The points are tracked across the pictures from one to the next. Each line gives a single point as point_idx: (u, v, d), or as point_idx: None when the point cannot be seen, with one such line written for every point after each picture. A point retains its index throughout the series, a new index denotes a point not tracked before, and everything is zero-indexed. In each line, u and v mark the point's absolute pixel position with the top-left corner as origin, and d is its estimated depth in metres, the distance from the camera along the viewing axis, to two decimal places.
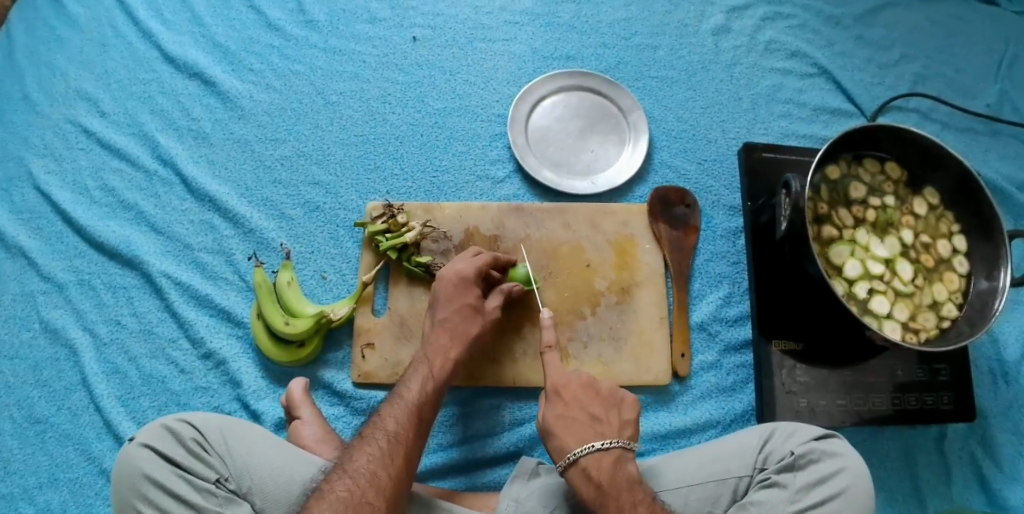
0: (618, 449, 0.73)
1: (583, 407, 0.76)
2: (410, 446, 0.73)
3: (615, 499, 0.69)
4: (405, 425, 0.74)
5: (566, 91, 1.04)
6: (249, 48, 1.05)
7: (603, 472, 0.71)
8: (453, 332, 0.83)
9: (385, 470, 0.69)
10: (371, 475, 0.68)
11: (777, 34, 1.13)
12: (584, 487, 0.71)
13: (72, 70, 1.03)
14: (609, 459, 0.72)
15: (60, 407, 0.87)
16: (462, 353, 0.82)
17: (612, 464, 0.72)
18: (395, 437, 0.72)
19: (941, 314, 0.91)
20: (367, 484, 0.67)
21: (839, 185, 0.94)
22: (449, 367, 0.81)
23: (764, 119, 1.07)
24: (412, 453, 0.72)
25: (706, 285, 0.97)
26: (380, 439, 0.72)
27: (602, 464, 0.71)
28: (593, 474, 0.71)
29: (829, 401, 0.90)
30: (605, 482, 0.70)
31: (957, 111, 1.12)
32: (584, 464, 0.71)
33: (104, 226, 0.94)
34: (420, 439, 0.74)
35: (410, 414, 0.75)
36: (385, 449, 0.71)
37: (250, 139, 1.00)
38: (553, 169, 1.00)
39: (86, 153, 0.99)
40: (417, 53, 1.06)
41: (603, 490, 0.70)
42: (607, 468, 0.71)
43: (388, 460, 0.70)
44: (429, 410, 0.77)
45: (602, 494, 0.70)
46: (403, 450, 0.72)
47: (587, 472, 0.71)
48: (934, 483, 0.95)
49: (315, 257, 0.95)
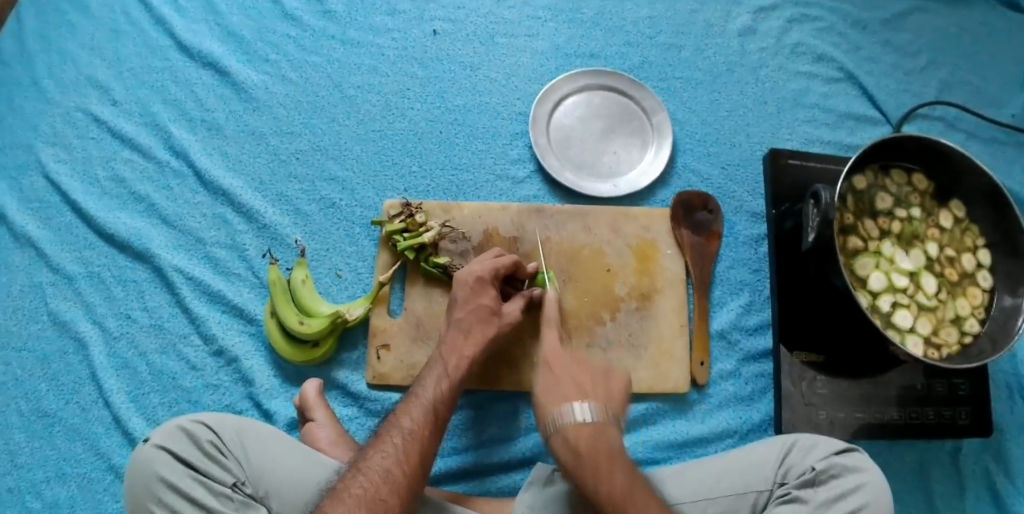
0: (600, 418, 0.70)
1: (572, 376, 0.75)
2: (425, 443, 0.70)
3: (595, 466, 0.67)
4: (420, 423, 0.71)
5: (588, 91, 1.02)
6: (265, 37, 1.02)
7: (583, 437, 0.69)
8: (467, 332, 0.80)
9: (400, 468, 0.67)
10: (385, 472, 0.67)
11: (803, 37, 1.10)
12: (564, 453, 0.69)
13: (83, 56, 1.00)
14: (590, 429, 0.70)
15: (68, 401, 0.85)
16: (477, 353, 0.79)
17: (593, 434, 0.69)
18: (409, 434, 0.70)
19: (963, 329, 0.90)
20: (381, 482, 0.66)
21: (864, 195, 0.92)
22: (465, 366, 0.78)
23: (789, 124, 1.05)
24: (427, 451, 0.70)
25: (727, 293, 0.96)
26: (394, 437, 0.70)
27: (582, 432, 0.69)
28: (573, 441, 0.69)
29: (849, 414, 0.90)
30: (584, 448, 0.68)
31: (983, 121, 1.10)
32: (566, 432, 0.70)
33: (114, 218, 0.92)
34: (436, 436, 0.72)
35: (425, 413, 0.72)
36: (400, 446, 0.69)
37: (265, 132, 0.98)
38: (574, 170, 0.98)
39: (97, 141, 0.96)
40: (437, 47, 1.03)
41: (581, 454, 0.68)
42: (588, 434, 0.69)
43: (402, 457, 0.68)
44: (445, 408, 0.74)
45: (579, 461, 0.68)
46: (417, 448, 0.69)
47: (567, 439, 0.69)
48: (948, 497, 0.94)
49: (330, 255, 0.93)
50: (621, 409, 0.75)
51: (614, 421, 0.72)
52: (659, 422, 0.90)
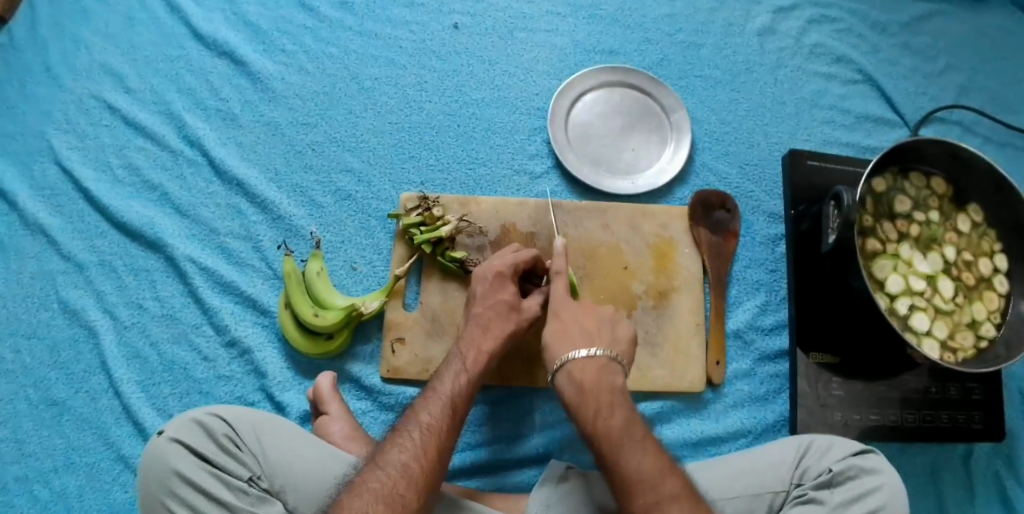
0: (604, 358, 0.75)
1: (579, 323, 0.78)
2: (443, 439, 0.70)
3: (595, 397, 0.71)
4: (439, 418, 0.71)
5: (607, 87, 1.01)
6: (282, 27, 1.01)
7: (588, 375, 0.73)
8: (484, 327, 0.80)
9: (417, 462, 0.67)
10: (403, 466, 0.66)
11: (822, 38, 1.10)
12: (569, 389, 0.73)
13: (96, 42, 0.99)
14: (595, 366, 0.74)
15: (78, 390, 0.84)
16: (495, 348, 0.79)
17: (597, 371, 0.73)
18: (428, 429, 0.70)
19: (980, 333, 0.90)
20: (398, 476, 0.65)
21: (884, 198, 0.92)
22: (483, 361, 0.78)
23: (807, 125, 1.05)
24: (445, 446, 0.69)
25: (743, 293, 0.95)
26: (412, 431, 0.69)
27: (588, 370, 0.74)
28: (577, 376, 0.73)
29: (863, 416, 0.89)
30: (587, 383, 0.73)
31: (999, 126, 1.10)
32: (571, 367, 0.74)
33: (127, 206, 0.91)
34: (453, 431, 0.71)
35: (444, 408, 0.72)
36: (418, 440, 0.68)
37: (281, 123, 0.97)
38: (592, 167, 0.98)
39: (109, 129, 0.95)
40: (456, 41, 1.02)
41: (585, 389, 0.72)
42: (592, 373, 0.73)
43: (420, 451, 0.67)
44: (462, 404, 0.74)
45: (582, 396, 0.72)
46: (435, 443, 0.69)
47: (572, 374, 0.74)
48: (959, 501, 0.94)
49: (345, 247, 0.92)
50: (627, 354, 0.78)
51: (619, 365, 0.75)
52: (673, 421, 0.90)
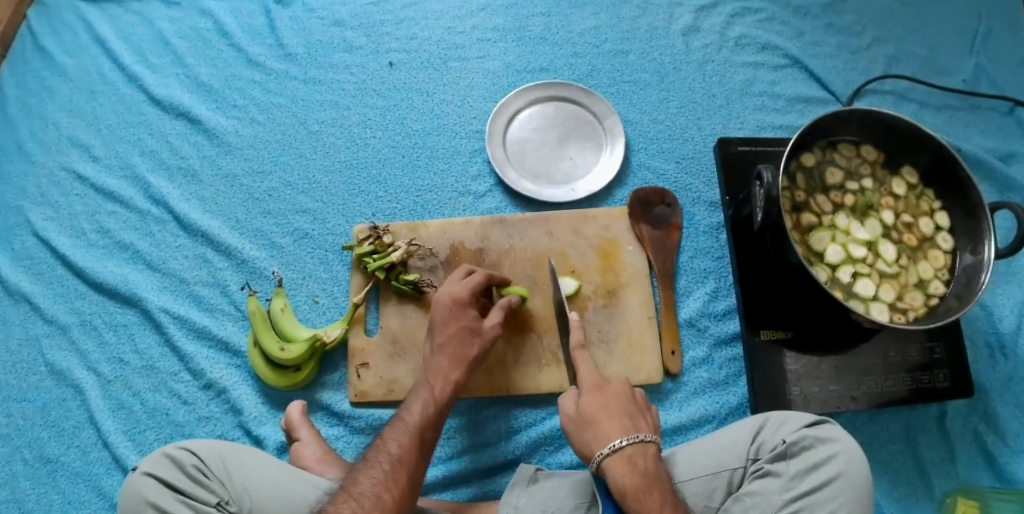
0: (655, 444, 0.74)
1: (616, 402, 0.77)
2: (413, 468, 0.73)
3: (657, 488, 0.69)
4: (407, 448, 0.74)
5: (540, 102, 1.06)
6: (232, 84, 1.08)
7: (647, 463, 0.71)
8: (452, 357, 0.84)
9: (389, 493, 0.70)
10: (375, 497, 0.69)
11: (746, 30, 1.14)
12: (628, 476, 0.70)
13: (63, 119, 1.07)
14: (651, 451, 0.73)
15: (69, 445, 0.90)
16: (463, 375, 0.83)
17: (653, 456, 0.72)
18: (398, 460, 0.73)
19: (929, 292, 0.91)
20: (371, 507, 0.68)
21: (815, 172, 0.95)
22: (450, 391, 0.81)
23: (739, 114, 1.08)
24: (415, 477, 0.73)
25: (692, 282, 0.98)
26: (383, 462, 0.73)
27: (645, 456, 0.72)
28: (637, 462, 0.71)
29: (822, 387, 0.91)
30: (648, 471, 0.70)
31: (934, 89, 1.12)
32: (629, 452, 0.71)
33: (103, 267, 0.98)
34: (421, 460, 0.75)
35: (411, 437, 0.75)
36: (388, 472, 0.71)
37: (239, 173, 1.03)
38: (532, 180, 1.02)
39: (81, 197, 1.02)
40: (394, 77, 1.09)
41: (647, 478, 0.70)
42: (650, 461, 0.72)
43: (391, 482, 0.71)
44: (430, 432, 0.78)
45: (645, 482, 0.69)
46: (406, 474, 0.72)
47: (632, 460, 0.71)
48: (938, 463, 0.94)
49: (306, 283, 0.97)
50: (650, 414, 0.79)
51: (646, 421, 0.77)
52: None
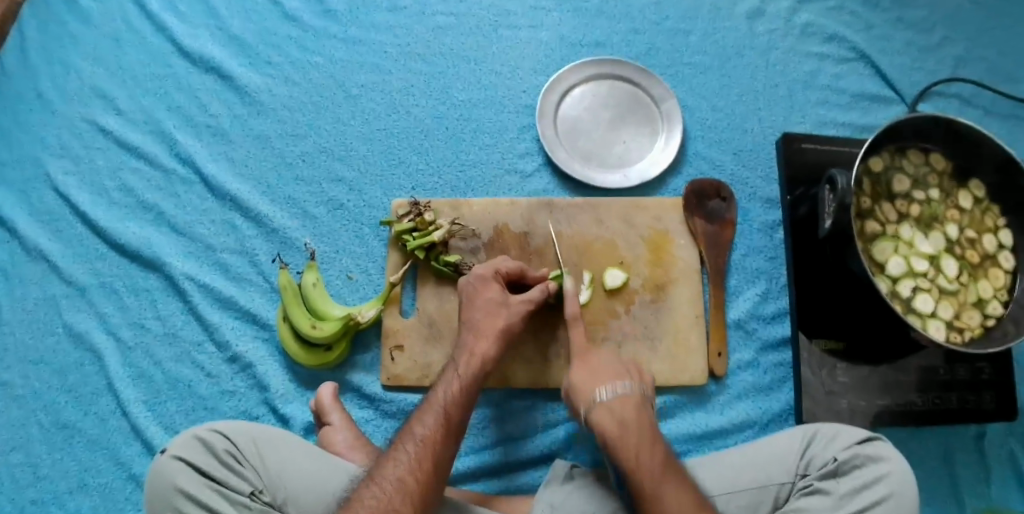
0: (637, 395, 0.76)
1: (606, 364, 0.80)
2: (439, 451, 0.69)
3: (636, 433, 0.72)
4: (433, 429, 0.70)
5: (595, 80, 1.00)
6: (267, 39, 1.01)
7: (627, 411, 0.74)
8: (477, 331, 0.79)
9: (411, 474, 0.67)
10: (399, 482, 0.66)
11: (814, 18, 1.08)
12: (608, 424, 0.73)
13: (86, 65, 0.99)
14: (634, 402, 0.75)
15: (86, 413, 0.86)
16: (490, 348, 0.78)
17: (635, 406, 0.75)
18: (422, 442, 0.69)
19: (987, 312, 0.87)
20: (394, 492, 0.65)
21: (882, 178, 0.90)
22: (476, 365, 0.76)
23: (801, 107, 1.03)
24: (440, 456, 0.69)
25: (742, 281, 0.94)
26: (407, 444, 0.69)
27: (626, 406, 0.75)
28: (618, 411, 0.74)
29: (869, 401, 0.88)
30: (629, 419, 0.73)
31: (1000, 97, 1.07)
32: (609, 404, 0.75)
33: (124, 227, 0.92)
34: (450, 442, 0.70)
35: (436, 417, 0.71)
36: (412, 454, 0.68)
37: (271, 135, 0.97)
38: (583, 162, 0.97)
39: (103, 151, 0.96)
40: (440, 42, 1.02)
41: (625, 424, 0.73)
42: (632, 408, 0.74)
43: (416, 465, 0.67)
44: (458, 412, 0.72)
45: (623, 427, 0.72)
46: (431, 456, 0.68)
47: (612, 409, 0.74)
48: (973, 482, 0.93)
49: (340, 257, 0.92)
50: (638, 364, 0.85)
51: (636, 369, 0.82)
52: (677, 415, 0.89)
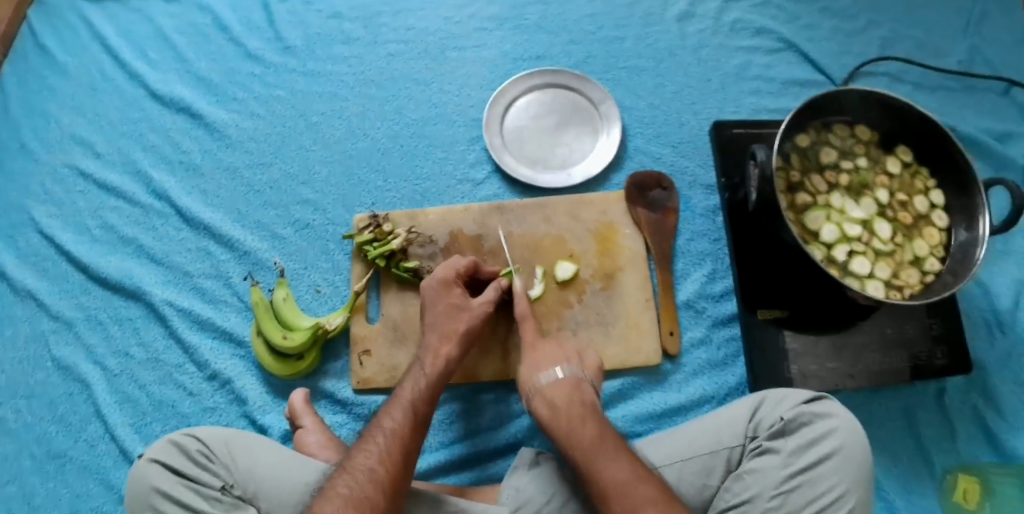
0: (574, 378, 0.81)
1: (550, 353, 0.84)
2: (408, 442, 0.73)
3: (567, 414, 0.77)
4: (402, 422, 0.75)
5: (537, 89, 1.07)
6: (232, 79, 1.09)
7: (560, 395, 0.79)
8: (441, 332, 0.84)
9: (382, 465, 0.70)
10: (370, 472, 0.70)
11: (741, 14, 1.15)
12: (544, 411, 0.79)
13: (65, 116, 1.08)
14: (569, 385, 0.80)
15: (76, 439, 0.91)
16: (453, 349, 0.83)
17: (569, 390, 0.79)
18: (392, 434, 0.73)
19: (925, 269, 0.90)
20: (367, 481, 0.69)
21: (810, 153, 0.94)
22: (442, 364, 0.81)
23: (735, 98, 1.09)
24: (409, 447, 0.73)
25: (689, 264, 0.99)
26: (377, 437, 0.73)
27: (559, 391, 0.80)
28: (551, 398, 0.79)
29: (820, 365, 0.91)
30: (561, 403, 0.78)
31: (928, 71, 1.13)
32: (545, 392, 0.80)
33: (106, 262, 0.99)
34: (417, 435, 0.75)
35: (405, 411, 0.76)
36: (382, 445, 0.72)
37: (240, 166, 1.05)
38: (530, 166, 1.03)
39: (84, 195, 1.04)
40: (392, 68, 1.10)
41: (556, 409, 0.78)
42: (566, 392, 0.79)
43: (386, 455, 0.71)
44: (425, 406, 0.77)
45: (554, 413, 0.78)
46: (400, 446, 0.72)
47: (547, 397, 0.79)
48: (938, 439, 0.94)
49: (308, 273, 0.98)
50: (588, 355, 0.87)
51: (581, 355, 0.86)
52: (636, 396, 0.93)
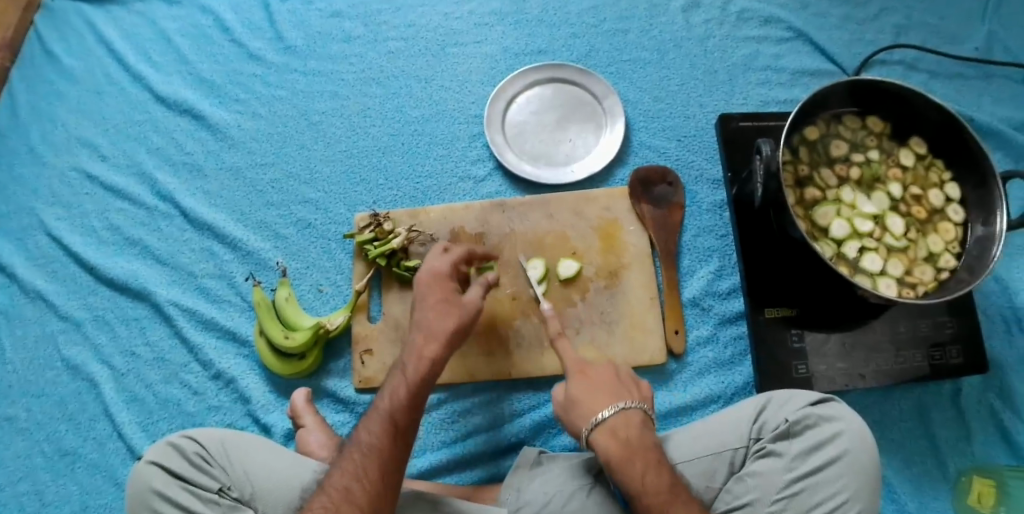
0: (639, 413, 0.73)
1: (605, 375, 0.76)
2: (385, 460, 0.70)
3: (641, 457, 0.69)
4: (377, 436, 0.71)
5: (539, 85, 1.06)
6: (234, 79, 1.09)
7: (631, 432, 0.71)
8: (427, 331, 0.78)
9: (359, 484, 0.68)
10: (345, 491, 0.68)
11: (749, 3, 1.11)
12: (612, 447, 0.70)
13: (73, 120, 1.09)
14: (636, 421, 0.72)
15: (86, 438, 0.92)
16: (440, 352, 0.77)
17: (638, 425, 0.72)
18: (369, 451, 0.70)
19: (939, 266, 0.87)
20: (342, 500, 0.67)
21: (818, 145, 0.92)
22: (426, 367, 0.76)
23: (742, 90, 1.06)
24: (386, 464, 0.70)
25: (695, 261, 0.97)
26: (354, 454, 0.71)
27: (630, 427, 0.71)
28: (620, 433, 0.71)
29: (829, 365, 0.89)
30: (632, 441, 0.70)
31: (944, 59, 1.09)
32: (611, 424, 0.71)
33: (114, 263, 1.00)
34: (395, 448, 0.71)
35: (382, 424, 0.72)
36: (359, 463, 0.70)
37: (243, 167, 1.05)
38: (532, 162, 1.02)
39: (91, 196, 1.04)
40: (392, 66, 1.09)
41: (630, 448, 0.70)
42: (635, 430, 0.71)
43: (362, 473, 0.69)
44: (405, 417, 0.73)
45: (627, 452, 0.69)
46: (376, 463, 0.70)
47: (614, 432, 0.71)
48: (953, 440, 0.91)
49: (310, 272, 0.98)
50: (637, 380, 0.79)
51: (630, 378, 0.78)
52: None
